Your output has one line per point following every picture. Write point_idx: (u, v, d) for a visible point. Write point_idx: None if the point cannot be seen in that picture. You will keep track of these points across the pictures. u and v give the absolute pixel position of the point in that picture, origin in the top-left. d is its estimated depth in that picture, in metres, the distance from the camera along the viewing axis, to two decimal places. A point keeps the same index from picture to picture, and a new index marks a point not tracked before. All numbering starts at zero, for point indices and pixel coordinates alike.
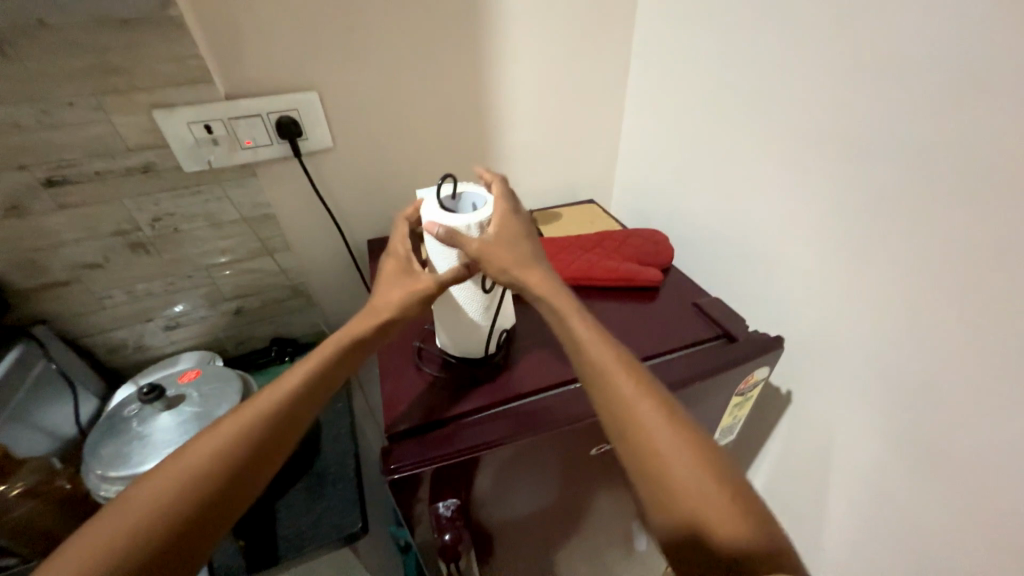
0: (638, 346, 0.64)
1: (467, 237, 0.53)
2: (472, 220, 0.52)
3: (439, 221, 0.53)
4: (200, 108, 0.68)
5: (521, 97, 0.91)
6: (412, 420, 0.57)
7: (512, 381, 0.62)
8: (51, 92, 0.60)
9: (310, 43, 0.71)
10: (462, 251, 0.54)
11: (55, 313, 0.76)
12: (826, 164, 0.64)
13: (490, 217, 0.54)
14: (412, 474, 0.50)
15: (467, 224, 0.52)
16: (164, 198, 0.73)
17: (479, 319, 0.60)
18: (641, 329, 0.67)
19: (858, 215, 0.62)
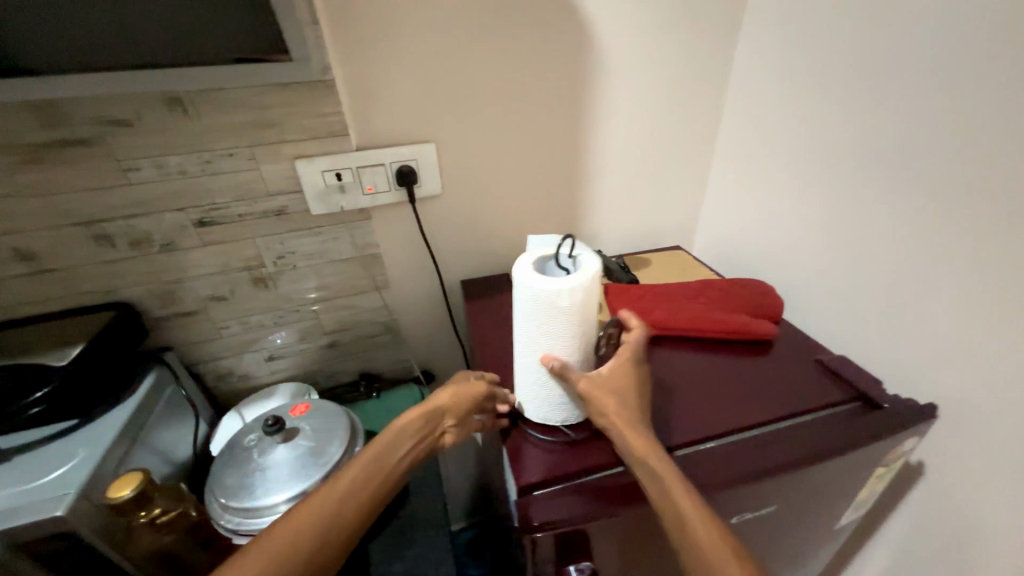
0: (764, 406, 0.61)
1: (562, 300, 0.48)
2: (570, 282, 0.48)
3: (537, 279, 0.49)
4: (334, 158, 0.74)
5: (614, 147, 0.94)
6: (542, 473, 0.54)
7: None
8: (216, 144, 0.68)
9: (434, 101, 0.77)
10: (555, 315, 0.50)
11: (178, 341, 0.82)
12: (957, 221, 0.60)
13: (586, 282, 0.48)
14: (554, 536, 0.48)
15: (557, 288, 0.48)
16: (289, 238, 0.79)
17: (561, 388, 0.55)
18: (763, 388, 0.63)
19: (989, 277, 0.58)
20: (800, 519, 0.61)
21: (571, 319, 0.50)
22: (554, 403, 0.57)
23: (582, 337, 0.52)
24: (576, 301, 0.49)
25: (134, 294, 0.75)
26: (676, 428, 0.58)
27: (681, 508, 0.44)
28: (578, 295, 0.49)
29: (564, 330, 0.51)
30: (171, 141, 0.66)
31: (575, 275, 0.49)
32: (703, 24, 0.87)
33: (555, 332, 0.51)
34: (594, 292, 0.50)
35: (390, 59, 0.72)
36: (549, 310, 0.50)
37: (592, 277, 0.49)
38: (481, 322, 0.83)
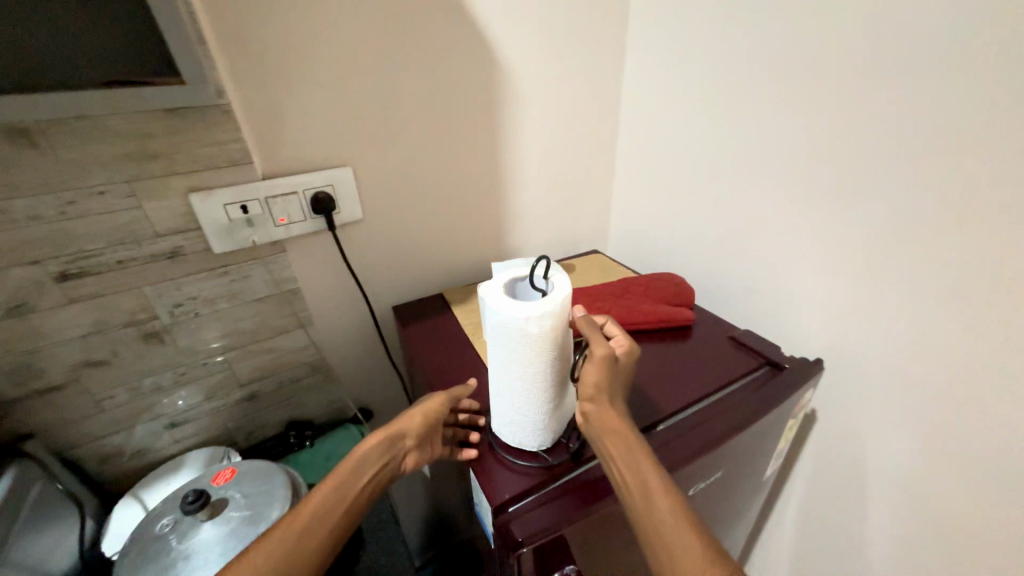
0: (697, 384, 0.67)
1: (528, 327, 0.48)
2: (537, 309, 0.48)
3: (503, 306, 0.50)
4: (237, 188, 0.66)
5: (529, 162, 0.99)
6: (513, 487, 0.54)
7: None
8: (82, 182, 0.57)
9: (347, 124, 0.74)
10: (521, 342, 0.50)
11: (43, 424, 0.66)
12: (810, 207, 0.74)
13: (551, 309, 0.48)
14: (537, 548, 0.48)
15: (521, 314, 0.48)
16: (188, 282, 0.69)
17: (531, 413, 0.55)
18: (692, 369, 0.71)
19: (843, 249, 0.71)
20: (737, 479, 0.69)
21: (537, 346, 0.50)
22: (523, 429, 0.56)
23: (551, 364, 0.52)
24: (541, 327, 0.49)
25: None
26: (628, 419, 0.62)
27: (645, 480, 0.46)
28: (545, 323, 0.49)
29: (531, 357, 0.50)
30: (18, 181, 0.54)
31: (543, 301, 0.49)
32: (595, 49, 0.96)
33: (522, 359, 0.51)
34: (560, 318, 0.50)
35: (295, 82, 0.68)
36: (514, 337, 0.50)
37: (560, 303, 0.50)
38: (423, 346, 0.81)
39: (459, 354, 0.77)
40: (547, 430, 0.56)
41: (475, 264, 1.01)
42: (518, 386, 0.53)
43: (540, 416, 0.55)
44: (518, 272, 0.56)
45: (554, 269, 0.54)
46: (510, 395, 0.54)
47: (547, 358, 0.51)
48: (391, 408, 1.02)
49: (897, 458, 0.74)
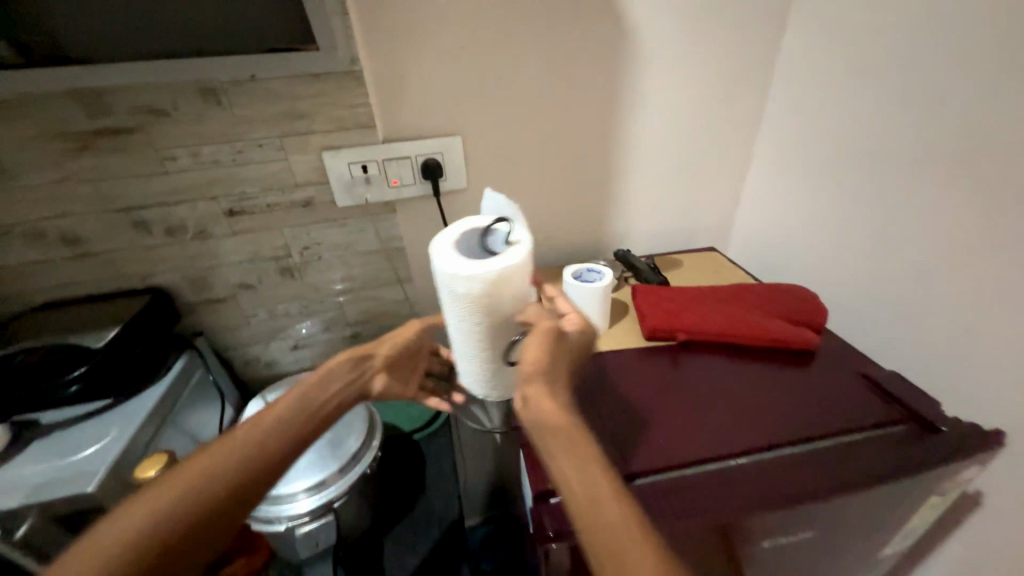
0: (803, 424, 0.56)
1: (457, 286, 0.47)
2: (467, 269, 0.45)
3: (444, 258, 0.47)
4: (361, 149, 0.73)
5: (646, 142, 0.89)
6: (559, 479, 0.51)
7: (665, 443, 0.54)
8: (247, 135, 0.69)
9: (461, 92, 0.75)
10: (454, 298, 0.48)
11: (209, 326, 0.84)
12: None
13: (482, 275, 0.45)
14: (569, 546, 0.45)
15: (454, 273, 0.46)
16: (315, 229, 0.79)
17: (471, 366, 0.55)
18: (803, 404, 0.58)
19: None
20: (837, 548, 0.56)
21: (470, 307, 0.48)
22: (468, 379, 0.57)
23: (485, 325, 0.49)
24: (473, 289, 0.46)
25: (169, 280, 0.78)
26: (702, 441, 0.54)
27: (595, 489, 0.39)
28: (476, 286, 0.46)
29: (465, 315, 0.49)
30: (205, 131, 0.67)
31: (480, 265, 0.46)
32: (751, 9, 0.80)
33: (456, 314, 0.50)
34: (498, 286, 0.46)
35: (419, 48, 0.70)
36: (450, 291, 0.48)
37: (496, 269, 0.46)
38: None
39: None
40: (487, 386, 0.56)
41: (572, 245, 0.97)
42: (464, 340, 0.52)
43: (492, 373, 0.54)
44: (478, 225, 0.51)
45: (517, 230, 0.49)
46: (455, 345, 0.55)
47: (482, 320, 0.49)
48: None
49: None
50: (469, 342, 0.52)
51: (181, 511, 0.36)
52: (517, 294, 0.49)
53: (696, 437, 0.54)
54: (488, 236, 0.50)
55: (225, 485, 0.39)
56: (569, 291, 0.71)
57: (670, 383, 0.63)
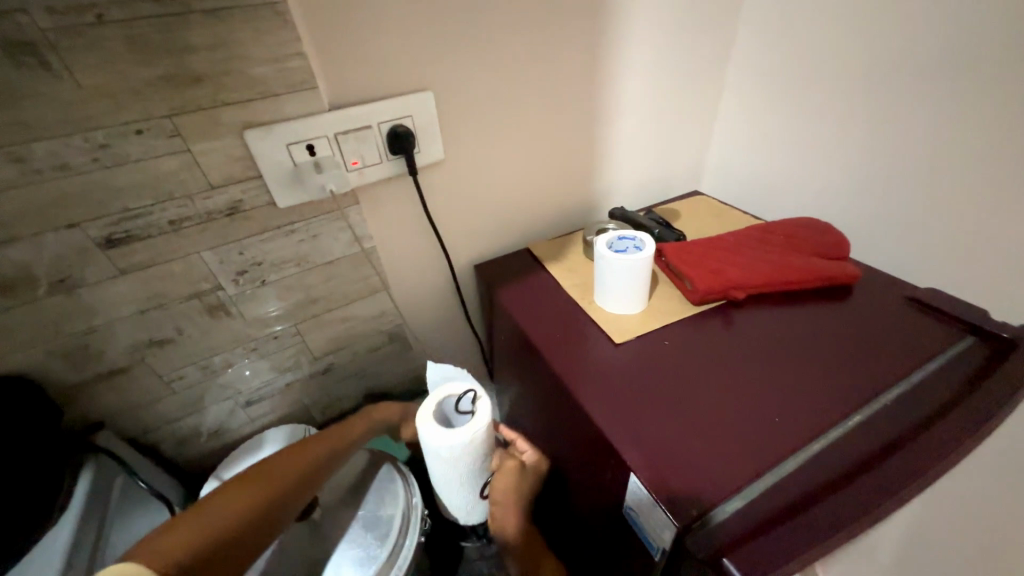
0: (883, 363, 0.54)
1: (445, 456, 0.51)
2: (453, 441, 0.50)
3: (431, 436, 0.51)
4: (301, 122, 0.52)
5: (629, 84, 0.79)
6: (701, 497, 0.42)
7: (781, 423, 0.48)
8: (113, 117, 0.44)
9: (426, 29, 0.56)
10: (445, 462, 0.53)
11: (112, 410, 0.59)
12: None
13: (465, 447, 0.51)
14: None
15: (442, 448, 0.51)
16: (251, 244, 0.57)
17: (459, 507, 0.60)
18: (870, 343, 0.57)
19: None
20: None
21: (458, 466, 0.53)
22: (457, 515, 0.61)
23: (473, 475, 0.55)
24: (461, 453, 0.52)
25: (26, 359, 0.51)
26: (812, 412, 0.49)
27: None
28: (462, 451, 0.51)
29: (455, 476, 0.55)
30: (32, 119, 0.41)
31: (462, 435, 0.51)
32: None
33: (449, 476, 0.55)
34: (480, 447, 0.53)
35: None
36: (441, 460, 0.53)
37: (478, 432, 0.52)
38: (519, 311, 0.68)
39: (571, 320, 0.64)
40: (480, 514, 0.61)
41: (562, 212, 0.86)
42: (446, 486, 0.56)
43: (474, 507, 0.60)
44: (452, 387, 0.56)
45: (480, 390, 0.55)
46: (443, 496, 0.59)
47: (474, 476, 0.56)
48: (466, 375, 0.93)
49: None
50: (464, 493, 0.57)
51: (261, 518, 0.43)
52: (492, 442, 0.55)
53: (804, 409, 0.50)
54: (457, 401, 0.55)
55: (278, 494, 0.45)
56: (603, 266, 0.61)
57: (743, 349, 0.58)
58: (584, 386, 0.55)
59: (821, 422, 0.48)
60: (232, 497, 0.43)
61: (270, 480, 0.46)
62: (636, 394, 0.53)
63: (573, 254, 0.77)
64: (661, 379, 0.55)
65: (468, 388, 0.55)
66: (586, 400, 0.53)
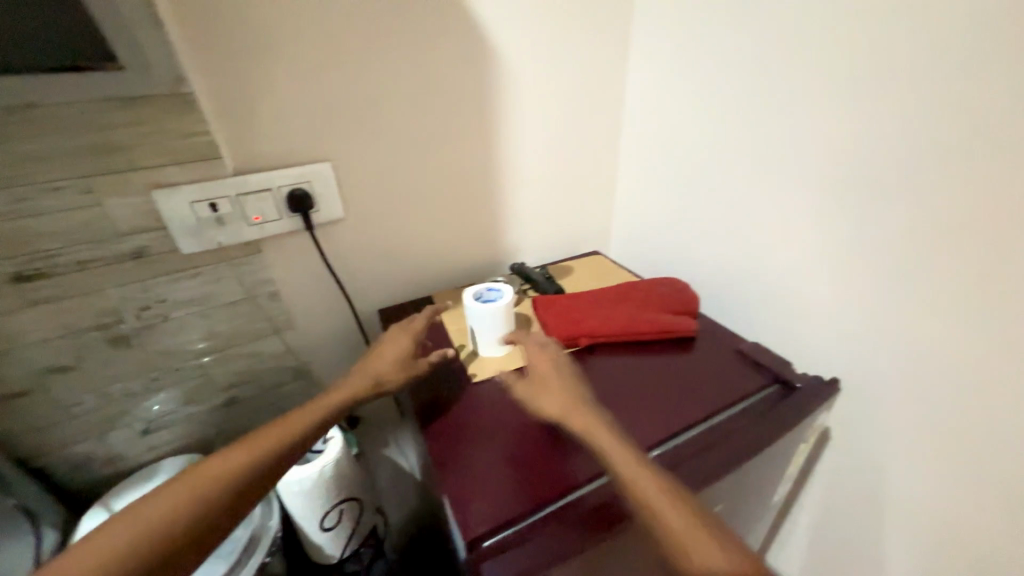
0: (693, 405, 0.62)
1: (293, 487, 0.59)
2: (299, 473, 0.59)
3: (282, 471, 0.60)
4: (204, 185, 0.62)
5: (526, 160, 0.92)
6: (491, 518, 0.49)
7: (586, 452, 0.56)
8: (36, 177, 0.53)
9: (325, 114, 0.69)
10: (297, 494, 0.60)
11: (7, 431, 0.63)
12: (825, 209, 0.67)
13: (312, 477, 0.59)
14: None
15: (290, 481, 0.59)
16: (156, 284, 0.65)
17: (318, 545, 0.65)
18: (690, 387, 0.65)
19: (858, 254, 0.65)
20: (732, 509, 0.64)
21: (308, 498, 0.61)
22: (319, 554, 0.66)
23: (324, 507, 0.62)
24: (309, 483, 0.60)
25: None
26: (617, 442, 0.57)
27: None
28: (309, 482, 0.60)
29: (308, 509, 0.61)
30: None
31: (308, 468, 0.60)
32: (601, 31, 0.87)
33: (301, 510, 0.61)
34: (326, 479, 0.61)
35: (265, 67, 0.62)
36: (291, 493, 0.60)
37: (325, 463, 0.61)
38: None
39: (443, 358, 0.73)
40: (346, 546, 0.66)
41: (467, 265, 0.95)
42: (297, 520, 0.62)
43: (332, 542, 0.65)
44: None
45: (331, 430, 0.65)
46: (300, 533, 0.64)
47: (327, 509, 0.62)
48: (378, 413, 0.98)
49: (910, 486, 0.67)
50: (317, 528, 0.63)
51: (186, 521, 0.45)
52: (344, 475, 0.64)
53: None
54: None
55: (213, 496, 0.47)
56: (471, 314, 0.69)
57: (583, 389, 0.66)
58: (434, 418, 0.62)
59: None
60: (159, 502, 0.46)
61: (208, 481, 0.48)
62: (475, 427, 0.60)
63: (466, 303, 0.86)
64: (498, 412, 0.62)
65: None
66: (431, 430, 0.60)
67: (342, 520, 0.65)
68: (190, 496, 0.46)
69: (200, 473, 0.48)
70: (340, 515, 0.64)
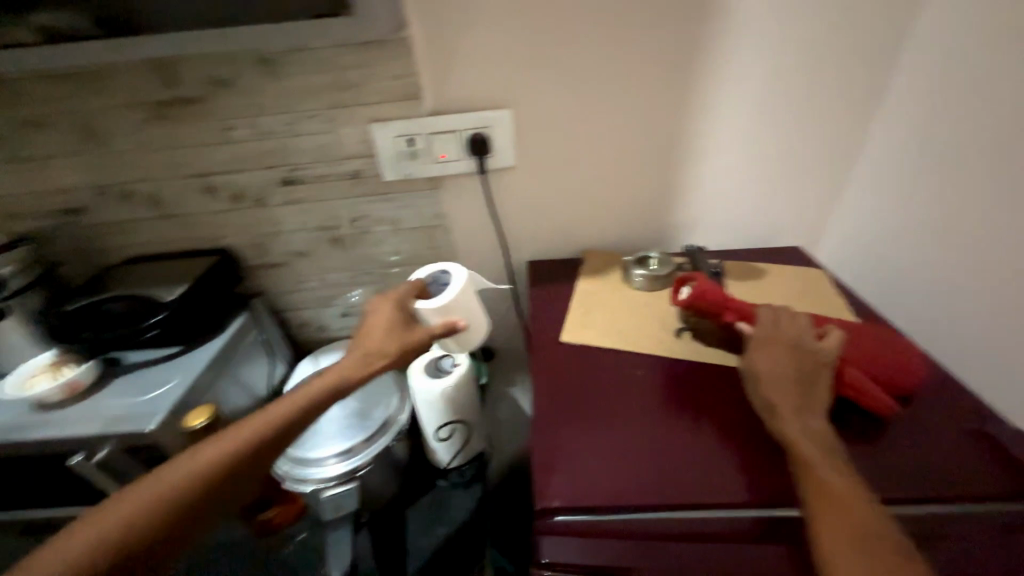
0: (878, 479, 0.49)
1: (424, 393, 0.69)
2: (431, 385, 0.68)
3: (419, 379, 0.70)
4: (408, 121, 0.71)
5: (726, 125, 0.78)
6: (571, 499, 0.48)
7: (687, 476, 0.50)
8: (302, 105, 0.69)
9: (517, 60, 0.69)
10: (427, 402, 0.70)
11: (268, 289, 0.89)
12: None
13: (440, 390, 0.68)
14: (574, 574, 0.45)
15: (425, 389, 0.69)
16: (363, 201, 0.79)
17: (436, 449, 0.75)
18: (866, 451, 0.52)
19: None
20: None
21: (434, 408, 0.70)
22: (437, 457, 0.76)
23: (444, 419, 0.71)
24: (439, 396, 0.69)
25: (233, 243, 0.83)
26: (726, 480, 0.50)
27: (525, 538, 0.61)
28: (436, 395, 0.69)
29: (433, 417, 0.71)
30: (263, 100, 0.68)
31: (438, 382, 0.69)
32: None
33: (428, 416, 0.71)
34: (450, 397, 0.70)
35: (473, 11, 0.65)
36: (424, 399, 0.70)
37: (451, 384, 0.69)
38: (538, 307, 0.76)
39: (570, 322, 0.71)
40: (459, 455, 0.76)
41: (626, 235, 0.88)
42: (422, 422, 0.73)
43: (445, 450, 0.74)
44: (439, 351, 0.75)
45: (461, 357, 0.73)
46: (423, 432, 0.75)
47: (447, 423, 0.71)
48: (509, 355, 1.05)
49: None
50: (436, 435, 0.72)
51: (165, 506, 0.43)
52: (461, 400, 0.71)
53: (723, 477, 0.50)
54: (441, 362, 0.73)
55: (179, 493, 0.44)
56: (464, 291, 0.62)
57: (707, 408, 0.58)
58: (546, 379, 0.62)
59: (731, 496, 0.48)
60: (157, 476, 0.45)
61: (193, 469, 0.46)
62: (576, 404, 0.59)
63: (612, 275, 0.80)
64: (607, 397, 0.59)
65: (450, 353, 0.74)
66: (539, 388, 0.61)
67: (454, 435, 0.73)
68: (154, 489, 0.44)
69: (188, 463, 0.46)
70: (454, 432, 0.73)
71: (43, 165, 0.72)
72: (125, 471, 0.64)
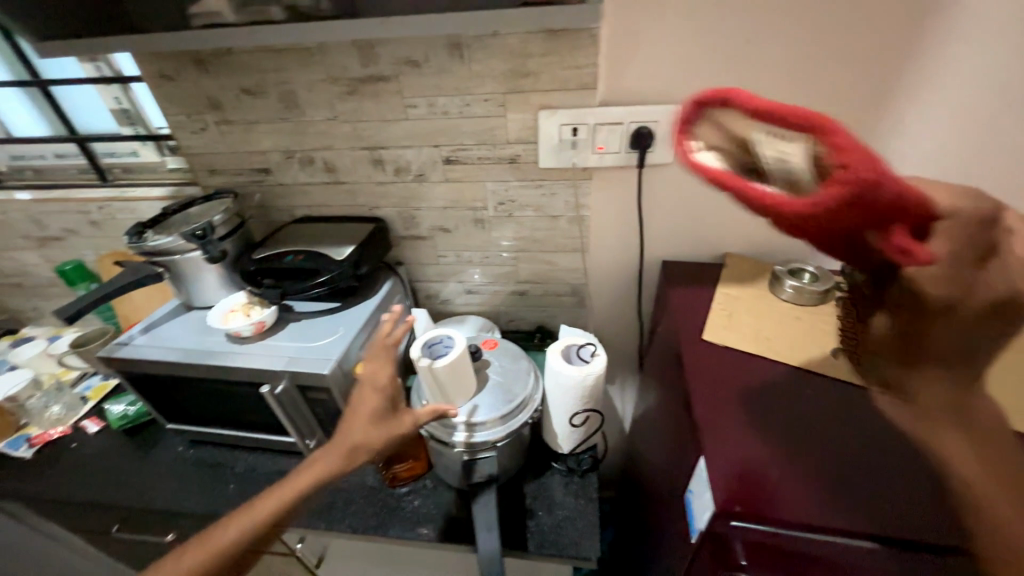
0: None
1: (561, 378, 0.71)
2: (569, 370, 0.70)
3: (556, 363, 0.71)
4: (575, 111, 0.72)
5: (912, 143, 0.71)
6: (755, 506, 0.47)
7: (896, 510, 0.45)
8: (480, 89, 0.72)
9: (698, 56, 0.67)
10: (562, 387, 0.71)
11: (408, 259, 0.96)
12: None
13: (578, 378, 0.69)
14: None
15: (562, 373, 0.70)
16: (513, 185, 0.82)
17: (557, 434, 0.77)
18: None
19: None
20: None
21: (568, 393, 0.71)
22: (555, 441, 0.78)
23: (574, 406, 0.72)
24: (576, 383, 0.70)
25: (387, 213, 0.89)
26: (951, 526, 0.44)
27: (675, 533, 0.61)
28: (573, 381, 0.70)
29: (564, 403, 0.72)
30: (445, 82, 0.73)
31: (577, 369, 0.70)
32: None
33: (558, 400, 0.73)
34: (585, 385, 0.70)
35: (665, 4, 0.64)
36: (560, 384, 0.71)
37: (591, 373, 0.70)
38: (680, 308, 0.75)
39: (723, 327, 0.69)
40: (580, 442, 0.77)
41: (772, 245, 0.84)
42: (550, 405, 0.75)
43: (568, 435, 0.76)
44: (576, 339, 0.76)
45: (599, 349, 0.73)
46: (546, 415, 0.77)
47: (577, 409, 0.73)
48: (620, 352, 1.04)
49: None
50: (563, 419, 0.74)
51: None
52: (595, 390, 0.72)
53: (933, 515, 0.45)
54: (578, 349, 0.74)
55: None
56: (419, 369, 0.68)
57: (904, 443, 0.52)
58: (705, 381, 0.60)
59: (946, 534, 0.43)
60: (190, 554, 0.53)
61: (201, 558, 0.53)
62: (744, 409, 0.56)
63: (759, 284, 0.77)
64: (779, 408, 0.56)
65: (587, 342, 0.75)
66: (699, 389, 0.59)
67: (581, 424, 0.75)
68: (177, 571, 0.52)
69: (245, 514, 0.56)
70: (581, 419, 0.75)
71: (246, 128, 0.82)
72: (295, 406, 0.72)
